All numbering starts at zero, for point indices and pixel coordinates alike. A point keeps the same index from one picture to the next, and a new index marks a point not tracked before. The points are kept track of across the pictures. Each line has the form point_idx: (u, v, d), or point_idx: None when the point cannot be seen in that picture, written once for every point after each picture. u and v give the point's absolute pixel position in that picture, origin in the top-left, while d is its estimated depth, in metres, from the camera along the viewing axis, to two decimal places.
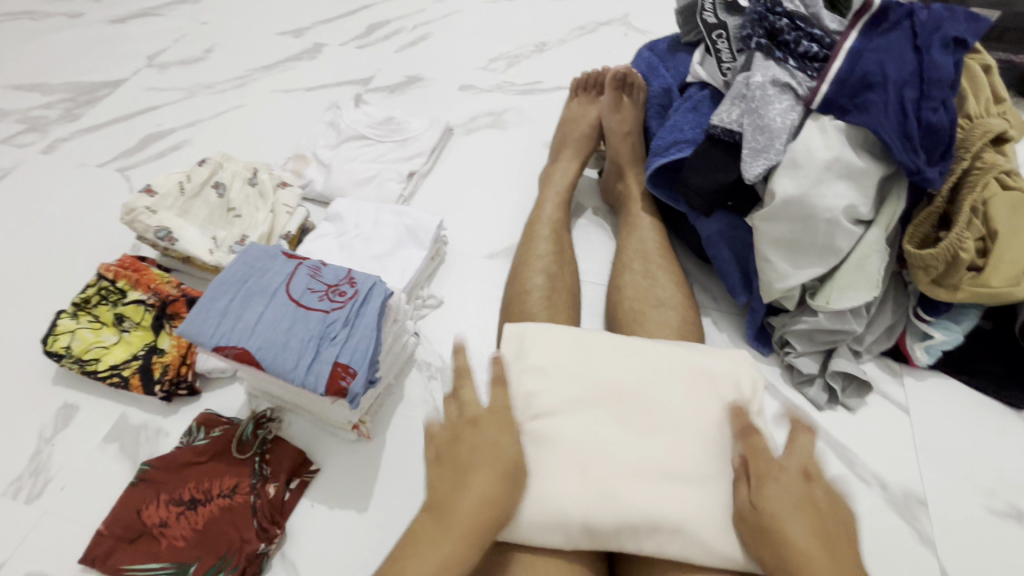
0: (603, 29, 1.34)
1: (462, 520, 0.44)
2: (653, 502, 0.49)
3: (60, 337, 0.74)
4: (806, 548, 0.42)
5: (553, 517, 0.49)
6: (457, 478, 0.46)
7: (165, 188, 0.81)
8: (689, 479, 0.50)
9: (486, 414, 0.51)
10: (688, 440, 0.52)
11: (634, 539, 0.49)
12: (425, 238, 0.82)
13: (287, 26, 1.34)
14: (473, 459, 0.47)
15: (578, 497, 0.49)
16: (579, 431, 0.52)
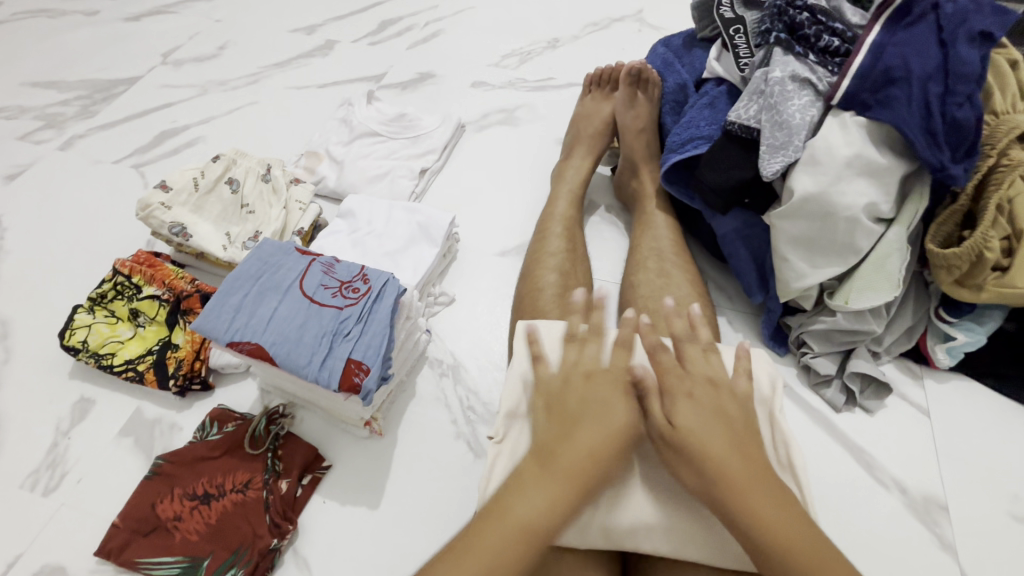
0: (617, 26, 1.32)
1: (574, 467, 0.46)
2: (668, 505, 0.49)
3: (77, 331, 0.75)
4: (734, 465, 0.45)
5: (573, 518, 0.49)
6: (573, 427, 0.48)
7: (178, 184, 0.81)
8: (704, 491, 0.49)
9: (605, 370, 0.52)
10: None
11: (653, 540, 0.49)
12: (437, 235, 0.82)
13: (300, 24, 1.34)
14: (583, 414, 0.49)
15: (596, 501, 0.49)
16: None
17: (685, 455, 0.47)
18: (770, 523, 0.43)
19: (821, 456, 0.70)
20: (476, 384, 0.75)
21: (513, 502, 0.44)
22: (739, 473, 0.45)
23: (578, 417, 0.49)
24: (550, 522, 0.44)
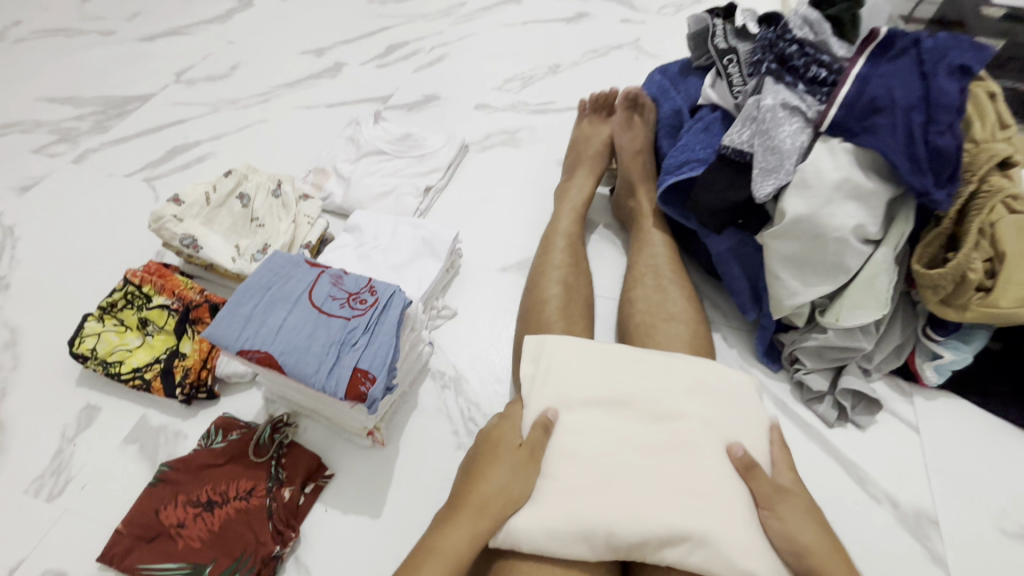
0: (615, 53, 1.38)
1: (492, 494, 0.50)
2: (673, 509, 0.50)
3: (86, 339, 0.76)
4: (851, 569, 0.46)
5: (577, 523, 0.50)
6: (487, 465, 0.53)
7: (191, 197, 0.83)
8: (703, 493, 0.51)
9: (507, 416, 0.57)
10: (699, 437, 0.54)
11: (661, 549, 0.49)
12: (441, 251, 0.84)
13: (309, 46, 1.39)
14: (491, 457, 0.53)
15: (602, 505, 0.50)
16: (608, 445, 0.54)
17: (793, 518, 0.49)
18: None
19: (814, 470, 0.72)
20: (477, 396, 0.77)
21: (442, 540, 0.48)
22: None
23: (484, 457, 0.54)
24: (473, 552, 0.47)
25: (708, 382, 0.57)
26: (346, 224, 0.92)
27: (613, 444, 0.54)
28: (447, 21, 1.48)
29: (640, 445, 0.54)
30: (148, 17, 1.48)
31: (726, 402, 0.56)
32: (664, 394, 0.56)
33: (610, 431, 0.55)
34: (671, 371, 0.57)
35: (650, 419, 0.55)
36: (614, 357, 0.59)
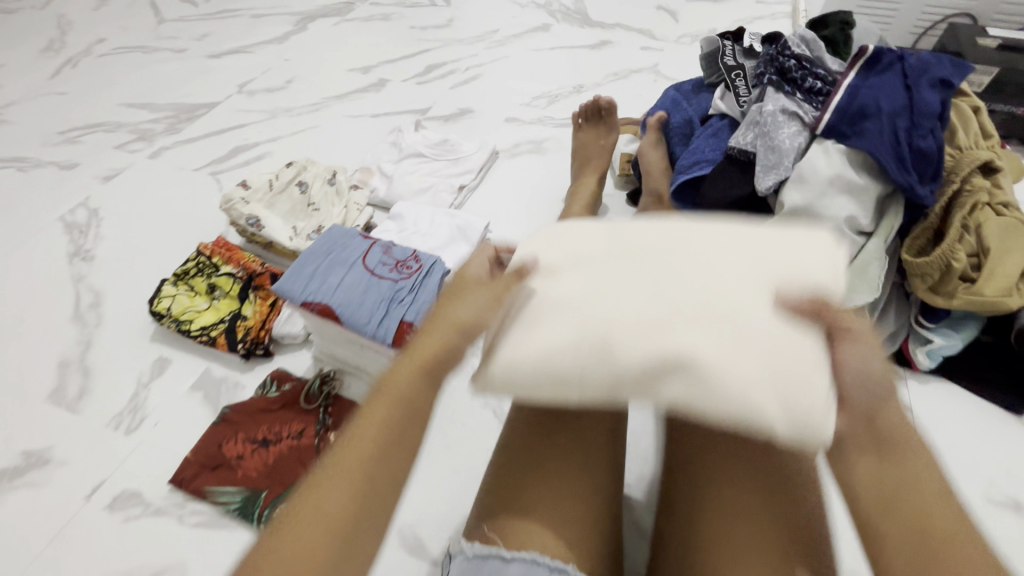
0: (635, 76, 1.53)
1: (442, 326, 0.46)
2: (653, 341, 0.43)
3: (163, 300, 0.87)
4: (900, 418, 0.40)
5: (546, 364, 0.45)
6: (455, 298, 0.49)
7: (256, 183, 0.96)
8: (694, 319, 0.43)
9: (475, 263, 0.54)
10: (707, 273, 0.46)
11: (633, 386, 0.43)
12: (474, 237, 0.95)
13: (357, 64, 1.54)
14: (461, 291, 0.49)
15: (573, 342, 0.45)
16: (598, 286, 0.48)
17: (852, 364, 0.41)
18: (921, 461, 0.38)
19: None
20: None
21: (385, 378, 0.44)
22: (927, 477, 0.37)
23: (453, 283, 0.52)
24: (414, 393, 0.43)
25: (732, 235, 0.50)
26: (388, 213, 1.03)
27: (603, 283, 0.48)
28: (482, 46, 1.64)
29: (633, 282, 0.47)
30: (215, 38, 1.66)
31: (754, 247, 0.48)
32: (680, 245, 0.49)
33: (602, 271, 0.49)
34: (696, 230, 0.51)
35: (649, 259, 0.49)
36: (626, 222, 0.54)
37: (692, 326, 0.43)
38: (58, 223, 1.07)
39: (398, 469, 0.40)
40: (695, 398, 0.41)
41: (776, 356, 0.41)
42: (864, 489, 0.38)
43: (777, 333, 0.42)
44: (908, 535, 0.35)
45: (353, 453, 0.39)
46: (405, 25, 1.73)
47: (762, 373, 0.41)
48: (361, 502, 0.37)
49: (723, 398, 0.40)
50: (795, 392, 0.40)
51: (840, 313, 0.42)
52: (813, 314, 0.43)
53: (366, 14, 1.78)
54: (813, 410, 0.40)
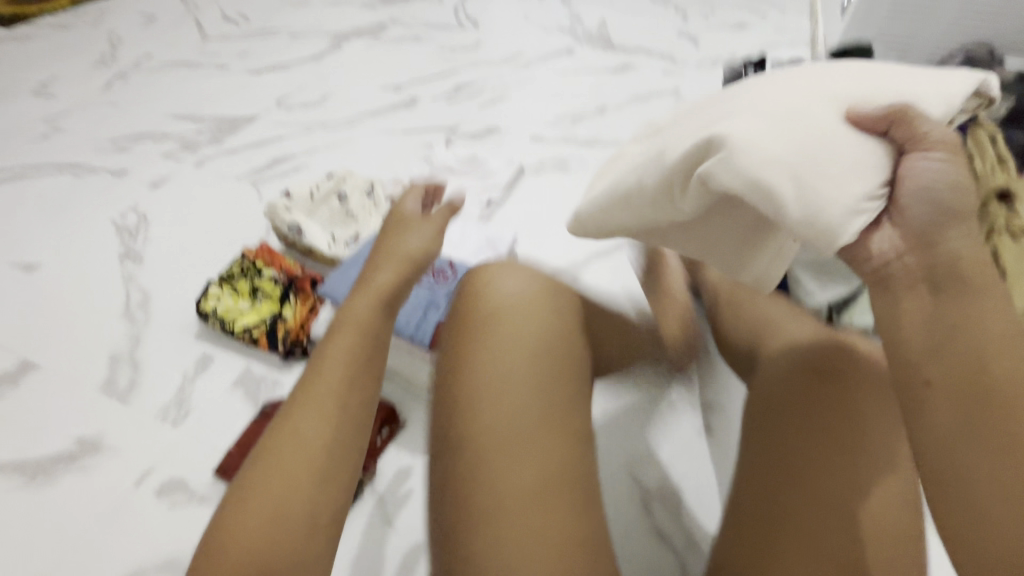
0: (656, 99, 1.59)
1: (393, 260, 0.68)
2: (699, 143, 0.55)
3: (209, 300, 0.92)
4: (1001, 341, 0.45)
5: (606, 215, 0.68)
6: (398, 231, 0.72)
7: (299, 193, 1.01)
8: (753, 131, 0.53)
9: (399, 214, 0.75)
10: (780, 102, 0.56)
11: (669, 209, 0.62)
12: (502, 250, 1.01)
13: (389, 82, 1.62)
14: (395, 235, 0.72)
15: (652, 183, 0.61)
16: (682, 131, 0.60)
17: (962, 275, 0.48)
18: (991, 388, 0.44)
19: None
20: None
21: (347, 312, 0.63)
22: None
23: (382, 257, 0.69)
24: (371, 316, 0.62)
25: (824, 78, 0.59)
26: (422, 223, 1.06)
27: (698, 121, 0.59)
28: (509, 67, 1.71)
29: (703, 120, 0.59)
30: (256, 56, 1.75)
31: (830, 91, 0.57)
32: (758, 88, 0.59)
33: (706, 113, 0.60)
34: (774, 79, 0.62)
35: (755, 100, 0.57)
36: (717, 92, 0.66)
37: (755, 125, 0.53)
38: (109, 225, 1.13)
39: (357, 398, 0.57)
40: (735, 167, 0.52)
41: (814, 146, 0.53)
42: (935, 413, 0.45)
43: (819, 139, 0.53)
44: (991, 447, 0.43)
45: (328, 380, 0.57)
46: (435, 46, 1.81)
47: (799, 153, 0.52)
48: (335, 430, 0.55)
49: (757, 163, 0.51)
50: (818, 178, 0.51)
51: (903, 133, 0.54)
52: (882, 125, 0.54)
53: (398, 35, 1.87)
54: (825, 195, 0.51)
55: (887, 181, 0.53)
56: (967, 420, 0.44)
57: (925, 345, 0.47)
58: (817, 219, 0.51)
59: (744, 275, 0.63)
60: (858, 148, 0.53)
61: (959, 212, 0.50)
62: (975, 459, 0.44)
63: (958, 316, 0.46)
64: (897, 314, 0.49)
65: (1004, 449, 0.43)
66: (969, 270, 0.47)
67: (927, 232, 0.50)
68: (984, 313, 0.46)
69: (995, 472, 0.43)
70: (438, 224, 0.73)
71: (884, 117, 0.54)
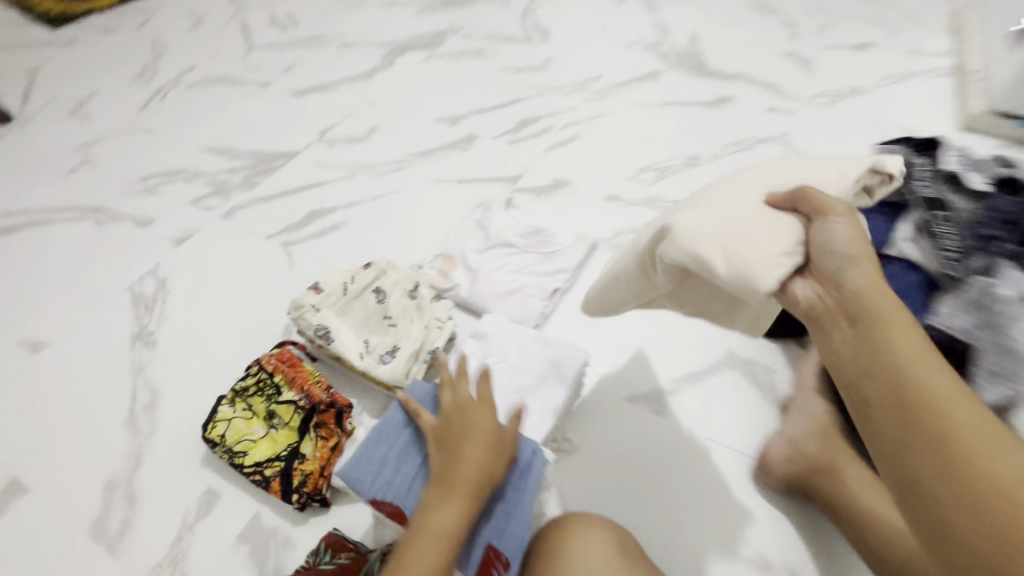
0: (761, 146, 1.32)
1: (465, 480, 0.62)
2: (654, 233, 0.61)
3: (218, 424, 0.77)
4: (954, 396, 0.44)
5: (606, 286, 0.69)
6: (466, 443, 0.64)
7: (330, 287, 0.85)
8: (693, 213, 0.58)
9: (476, 408, 0.68)
10: (711, 193, 0.63)
11: (646, 284, 0.65)
12: (569, 376, 0.80)
13: (444, 113, 1.41)
14: (466, 439, 0.65)
15: (624, 261, 0.66)
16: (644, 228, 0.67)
17: (876, 327, 0.49)
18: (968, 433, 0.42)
19: None
20: None
21: (428, 523, 0.59)
22: (991, 444, 0.42)
23: (455, 467, 0.63)
24: (453, 535, 0.59)
25: (755, 174, 0.66)
26: (473, 328, 0.88)
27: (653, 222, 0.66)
28: (581, 96, 1.46)
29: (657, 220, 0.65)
30: (301, 71, 1.57)
31: (762, 180, 0.64)
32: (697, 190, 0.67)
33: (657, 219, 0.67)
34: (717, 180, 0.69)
35: (694, 199, 0.63)
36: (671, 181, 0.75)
37: (691, 211, 0.59)
38: (126, 294, 1.01)
39: None
40: (678, 243, 0.57)
41: (734, 217, 0.58)
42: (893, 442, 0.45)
43: (744, 210, 0.58)
44: (951, 490, 0.41)
45: None
46: (498, 64, 1.57)
47: (726, 225, 0.57)
48: None
49: (693, 240, 0.56)
50: (745, 243, 0.55)
51: (811, 198, 0.58)
52: (790, 205, 0.59)
53: (457, 48, 1.63)
54: (752, 256, 0.54)
55: (799, 242, 0.56)
56: (898, 438, 0.45)
57: (856, 369, 0.49)
58: (740, 272, 0.54)
59: (734, 324, 0.67)
60: (775, 219, 0.57)
61: (856, 259, 0.53)
62: (933, 475, 0.42)
63: (877, 344, 0.48)
64: (829, 343, 0.52)
65: (944, 458, 0.42)
66: (874, 305, 0.50)
67: (838, 273, 0.53)
68: (896, 334, 0.48)
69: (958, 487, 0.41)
70: (513, 433, 0.67)
71: (791, 198, 0.59)
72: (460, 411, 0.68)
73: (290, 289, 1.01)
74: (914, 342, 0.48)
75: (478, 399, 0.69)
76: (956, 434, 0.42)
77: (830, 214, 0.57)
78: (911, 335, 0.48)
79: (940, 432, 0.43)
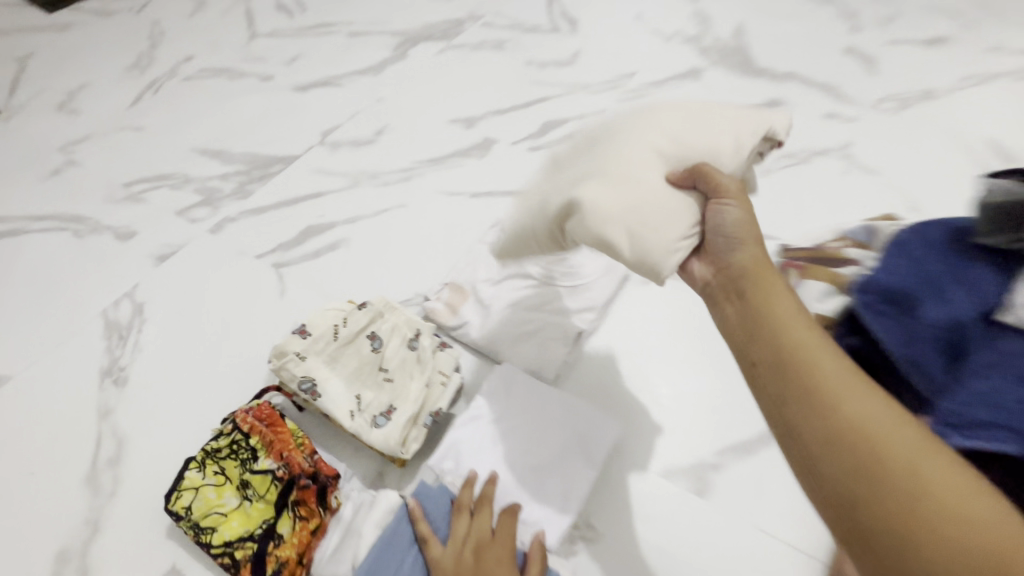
0: (819, 160, 1.15)
1: None
2: (567, 205, 0.59)
3: (183, 494, 0.66)
4: (832, 362, 0.41)
5: (523, 243, 0.68)
6: None
7: (319, 329, 0.73)
8: (601, 188, 0.57)
9: (495, 542, 0.61)
10: (617, 154, 0.60)
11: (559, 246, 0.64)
12: (596, 454, 0.69)
13: (460, 113, 1.27)
14: None
15: (536, 222, 0.64)
16: (553, 186, 0.64)
17: (758, 296, 0.48)
18: (852, 406, 0.38)
19: None
20: None
21: None
22: (885, 417, 0.37)
23: None
24: None
25: (655, 122, 0.63)
26: (483, 388, 0.74)
27: (560, 183, 0.64)
28: (613, 96, 1.31)
29: (568, 181, 0.62)
30: (306, 62, 1.43)
31: (663, 133, 0.61)
32: (603, 141, 0.64)
33: (563, 175, 0.64)
34: (619, 122, 0.66)
35: (602, 160, 0.61)
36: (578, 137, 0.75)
37: (600, 177, 0.58)
38: (99, 320, 0.91)
39: None
40: (585, 224, 0.57)
41: (638, 194, 0.57)
42: (785, 414, 0.41)
43: (652, 177, 0.58)
44: (841, 464, 0.37)
45: None
46: (522, 57, 1.41)
47: (631, 198, 0.57)
48: None
49: (600, 225, 0.56)
50: (650, 227, 0.56)
51: (711, 176, 0.56)
52: (690, 179, 0.58)
53: (477, 38, 1.47)
54: (655, 240, 0.56)
55: (695, 223, 0.57)
56: (788, 409, 0.41)
57: (743, 337, 0.47)
58: (644, 260, 0.56)
59: None
60: (675, 193, 0.58)
61: (740, 241, 0.54)
62: (830, 458, 0.37)
63: (759, 314, 0.47)
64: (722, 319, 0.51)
65: (837, 432, 0.38)
66: (753, 275, 0.50)
67: (729, 256, 0.54)
68: (776, 301, 0.46)
69: (843, 461, 0.37)
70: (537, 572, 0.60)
71: (691, 176, 0.57)
72: (476, 547, 0.61)
73: (282, 321, 0.90)
74: (793, 308, 0.46)
75: (495, 531, 0.62)
76: (845, 415, 0.38)
77: (723, 194, 0.56)
78: (791, 304, 0.46)
79: (828, 402, 0.39)
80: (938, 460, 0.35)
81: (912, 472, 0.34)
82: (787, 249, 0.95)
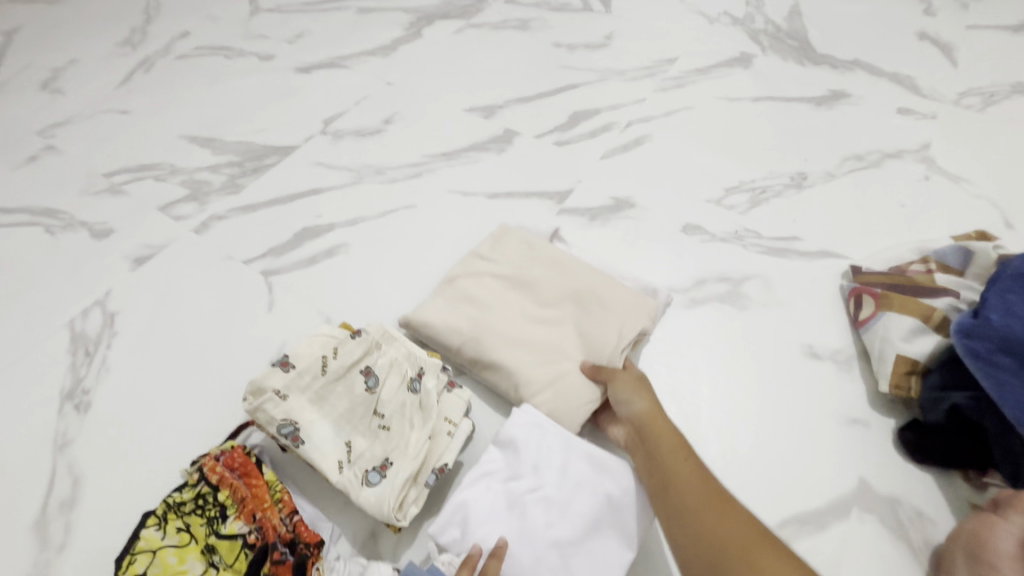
0: (891, 163, 0.99)
1: None
2: (501, 355, 0.70)
3: (135, 560, 0.53)
4: (697, 478, 0.54)
5: (444, 337, 0.71)
6: None
7: (304, 361, 0.61)
8: (529, 357, 0.70)
9: None
10: (545, 329, 0.72)
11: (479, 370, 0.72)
12: (632, 528, 0.58)
13: (478, 101, 1.13)
14: None
15: (463, 345, 0.71)
16: (486, 316, 0.73)
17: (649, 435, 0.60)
18: (711, 511, 0.51)
19: None
20: None
21: None
22: (730, 521, 0.50)
23: None
24: None
25: (578, 298, 0.74)
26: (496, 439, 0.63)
27: (492, 323, 0.72)
28: (652, 85, 1.15)
29: (501, 329, 0.71)
30: (310, 40, 1.30)
31: (584, 314, 0.73)
32: (537, 295, 0.75)
33: (496, 313, 0.73)
34: (550, 283, 0.76)
35: (533, 324, 0.73)
36: (485, 244, 0.80)
37: (528, 347, 0.70)
38: (64, 331, 0.80)
39: None
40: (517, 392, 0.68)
41: (560, 370, 0.69)
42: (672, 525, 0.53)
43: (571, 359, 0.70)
44: (706, 560, 0.49)
45: None
46: (549, 39, 1.26)
47: (550, 376, 0.68)
48: None
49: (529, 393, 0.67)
50: (568, 399, 0.67)
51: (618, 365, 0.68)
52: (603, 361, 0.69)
53: (499, 17, 1.32)
54: (570, 411, 0.66)
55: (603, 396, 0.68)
56: (669, 520, 0.53)
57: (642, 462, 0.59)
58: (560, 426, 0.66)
59: None
60: (589, 380, 0.68)
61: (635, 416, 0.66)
62: (699, 555, 0.49)
63: (650, 443, 0.59)
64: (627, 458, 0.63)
65: (704, 536, 0.50)
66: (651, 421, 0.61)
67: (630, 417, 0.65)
68: (660, 431, 0.60)
69: (705, 557, 0.49)
70: None
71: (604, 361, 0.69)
72: None
73: (268, 339, 0.79)
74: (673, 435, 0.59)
75: None
76: (707, 522, 0.50)
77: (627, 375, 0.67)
78: (672, 436, 0.59)
79: (693, 512, 0.52)
80: (767, 550, 0.47)
81: (750, 563, 0.47)
82: (858, 273, 0.80)
